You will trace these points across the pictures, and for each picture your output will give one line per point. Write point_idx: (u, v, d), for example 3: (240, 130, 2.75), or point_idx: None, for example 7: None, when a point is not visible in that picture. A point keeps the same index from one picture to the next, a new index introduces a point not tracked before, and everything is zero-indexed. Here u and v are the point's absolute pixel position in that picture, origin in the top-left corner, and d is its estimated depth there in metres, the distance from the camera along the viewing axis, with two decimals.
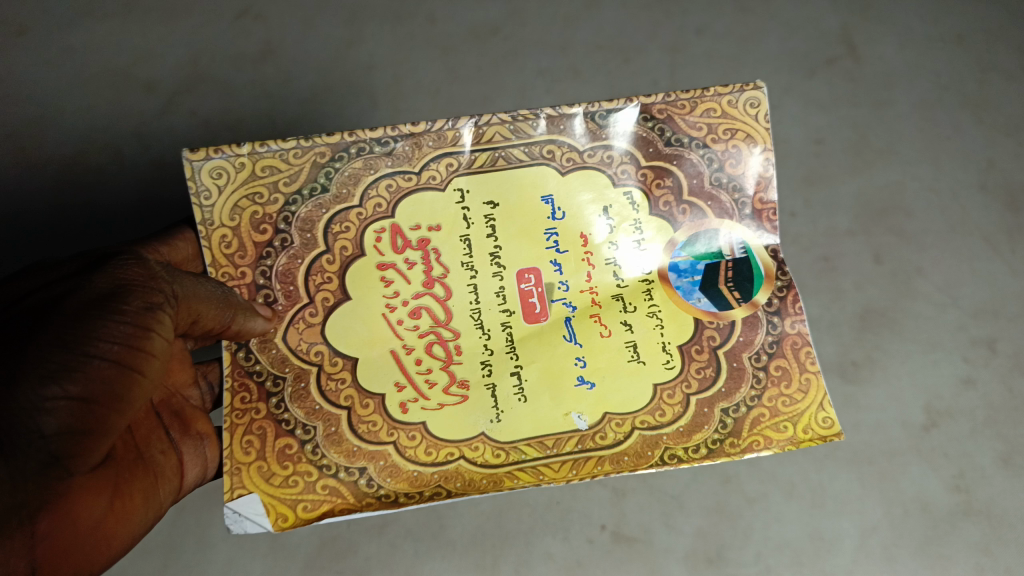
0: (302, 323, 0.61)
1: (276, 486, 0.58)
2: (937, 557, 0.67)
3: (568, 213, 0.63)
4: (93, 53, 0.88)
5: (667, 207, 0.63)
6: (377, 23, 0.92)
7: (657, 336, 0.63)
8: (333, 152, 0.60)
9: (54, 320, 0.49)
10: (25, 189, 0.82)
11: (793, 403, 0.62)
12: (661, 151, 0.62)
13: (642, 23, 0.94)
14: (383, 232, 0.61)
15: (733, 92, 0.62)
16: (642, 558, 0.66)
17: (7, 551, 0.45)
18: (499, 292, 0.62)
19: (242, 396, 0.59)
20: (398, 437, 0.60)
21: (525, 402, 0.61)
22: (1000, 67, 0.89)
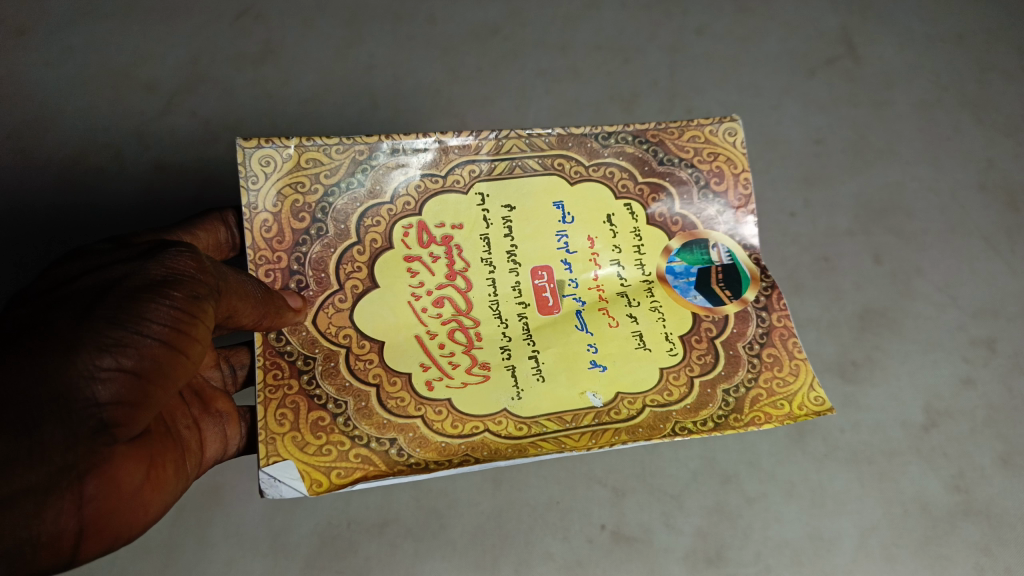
0: (330, 308, 0.59)
1: (311, 455, 0.54)
2: (936, 557, 0.65)
3: (579, 219, 0.65)
4: (94, 52, 0.88)
5: (662, 219, 0.66)
6: (377, 23, 0.93)
7: (660, 327, 0.64)
8: (371, 150, 0.60)
9: (106, 296, 0.45)
10: (25, 188, 0.79)
11: (785, 385, 0.62)
12: (653, 171, 0.66)
13: (642, 24, 0.96)
14: (411, 228, 0.61)
15: (713, 123, 0.66)
16: (642, 557, 0.65)
17: (48, 511, 0.40)
18: (516, 287, 0.63)
19: (275, 372, 0.57)
20: (425, 412, 0.58)
21: (543, 381, 0.60)
22: (1000, 66, 0.92)
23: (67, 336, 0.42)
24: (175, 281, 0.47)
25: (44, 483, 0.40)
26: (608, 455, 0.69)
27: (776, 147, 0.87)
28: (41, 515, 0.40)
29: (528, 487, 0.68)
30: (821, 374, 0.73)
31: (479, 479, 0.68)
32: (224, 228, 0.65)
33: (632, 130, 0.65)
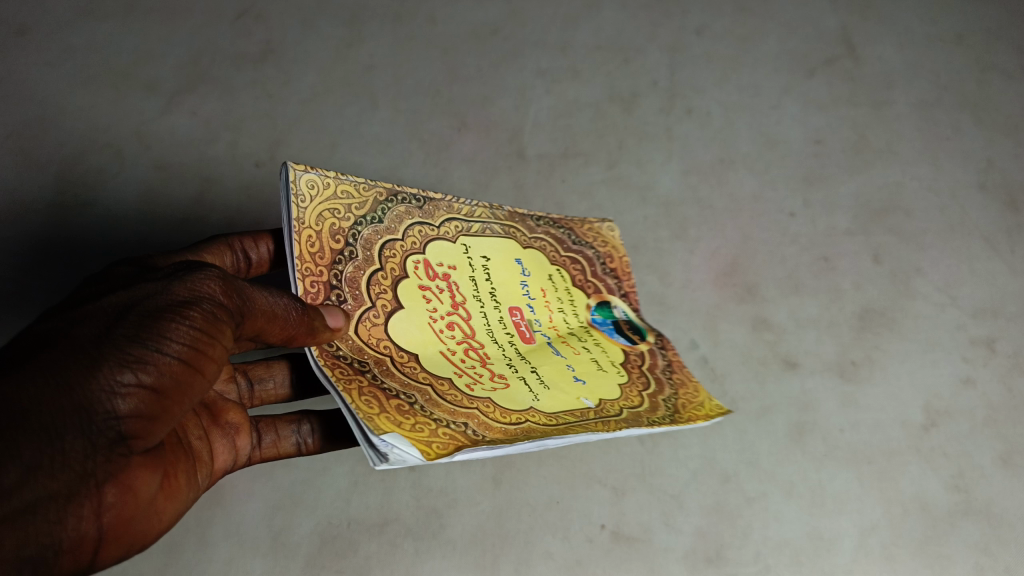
0: (367, 321, 0.57)
1: (409, 430, 0.47)
2: (936, 557, 0.65)
3: (532, 272, 0.68)
4: (96, 54, 0.89)
5: (580, 283, 0.71)
6: (378, 24, 0.95)
7: (606, 358, 0.64)
8: (388, 194, 0.62)
9: (129, 313, 0.43)
10: (25, 188, 0.78)
11: (693, 397, 0.62)
12: (568, 250, 0.72)
13: (641, 24, 0.97)
14: (420, 263, 0.62)
15: (602, 221, 0.77)
16: (642, 557, 0.65)
17: (69, 519, 0.39)
18: (503, 320, 0.63)
19: (339, 370, 0.51)
20: (477, 406, 0.54)
21: (548, 387, 0.58)
22: (999, 67, 0.93)
23: (89, 350, 0.41)
24: (199, 297, 0.46)
25: (65, 491, 0.39)
26: (608, 456, 0.69)
27: (776, 146, 0.87)
28: (63, 522, 0.39)
29: (528, 486, 0.68)
30: (821, 374, 0.73)
31: (480, 478, 0.68)
32: (229, 253, 0.63)
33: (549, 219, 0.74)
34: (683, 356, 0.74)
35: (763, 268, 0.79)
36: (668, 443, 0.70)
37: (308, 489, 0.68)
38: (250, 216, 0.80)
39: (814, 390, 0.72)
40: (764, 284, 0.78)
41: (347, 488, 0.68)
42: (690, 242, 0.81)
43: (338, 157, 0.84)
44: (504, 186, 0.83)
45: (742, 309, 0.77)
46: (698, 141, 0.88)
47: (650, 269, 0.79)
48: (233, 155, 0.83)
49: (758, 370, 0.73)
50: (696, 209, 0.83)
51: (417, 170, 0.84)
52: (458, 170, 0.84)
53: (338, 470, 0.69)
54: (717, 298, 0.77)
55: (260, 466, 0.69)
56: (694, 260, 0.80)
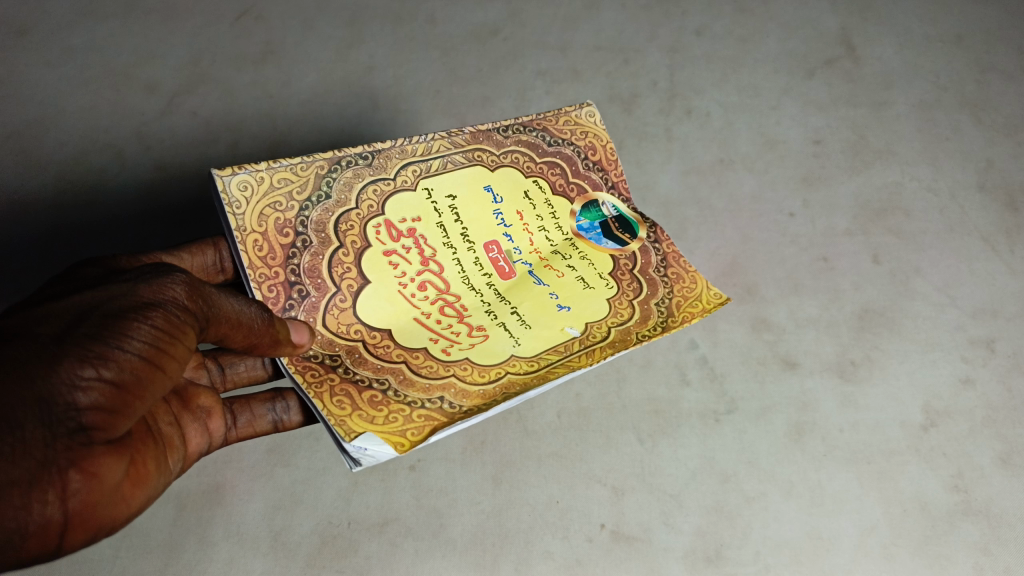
0: (333, 310, 0.59)
1: (381, 425, 0.51)
2: (936, 557, 0.65)
3: (506, 198, 0.66)
4: (97, 55, 0.89)
5: (562, 187, 0.68)
6: (378, 25, 0.95)
7: (592, 270, 0.64)
8: (331, 163, 0.60)
9: (91, 313, 0.43)
10: (25, 189, 0.78)
11: (690, 290, 0.64)
12: (545, 153, 0.68)
13: (641, 25, 0.97)
14: (381, 227, 0.61)
15: (577, 108, 0.70)
16: (641, 557, 0.65)
17: (34, 504, 0.38)
18: (477, 262, 0.63)
19: (311, 372, 0.55)
20: (454, 371, 0.57)
21: (529, 327, 0.60)
22: (999, 67, 0.93)
23: (50, 347, 0.40)
24: (162, 300, 0.46)
25: (28, 477, 0.38)
26: (607, 455, 0.69)
27: (776, 147, 0.87)
28: (28, 506, 0.38)
29: (528, 486, 0.68)
30: (820, 374, 0.73)
31: (479, 478, 0.68)
32: (212, 251, 0.63)
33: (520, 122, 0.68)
34: (682, 357, 0.74)
35: (763, 268, 0.79)
36: (667, 442, 0.70)
37: (308, 489, 0.68)
38: None
39: (813, 390, 0.73)
40: (764, 283, 0.79)
41: (347, 488, 0.68)
42: (689, 243, 0.81)
43: None
44: None
45: (742, 309, 0.77)
46: (698, 141, 0.88)
47: None
48: (233, 155, 0.83)
49: (757, 370, 0.74)
50: (696, 209, 0.83)
51: None
52: None
53: (339, 470, 0.69)
54: None
55: (260, 466, 0.69)
56: (693, 261, 0.80)
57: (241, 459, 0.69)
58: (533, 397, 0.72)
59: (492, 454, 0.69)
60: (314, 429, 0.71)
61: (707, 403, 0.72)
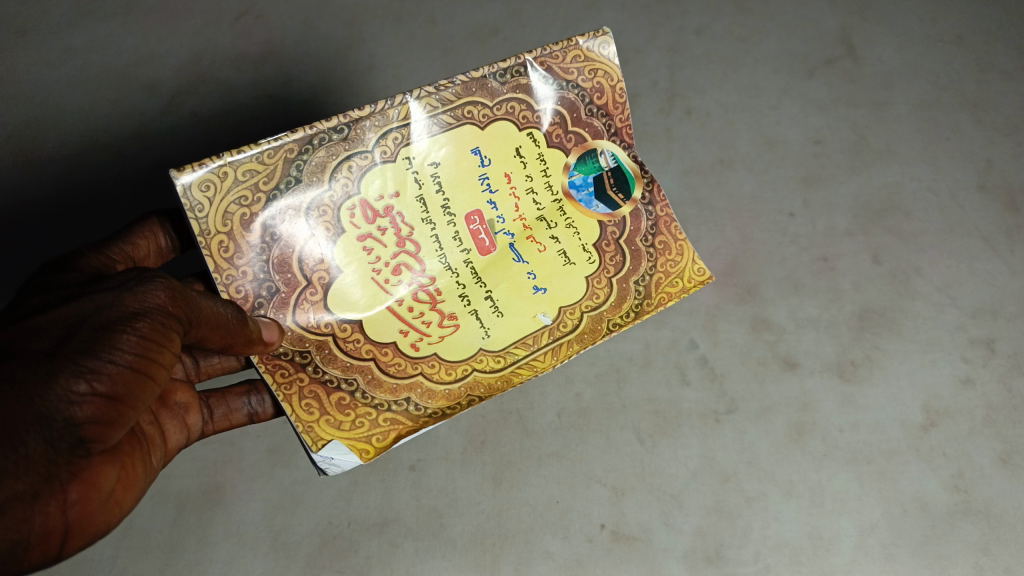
0: (306, 303, 0.61)
1: (348, 430, 0.60)
2: (936, 557, 0.65)
3: (494, 157, 0.63)
4: (96, 56, 0.89)
5: (559, 138, 0.65)
6: (378, 25, 0.95)
7: (576, 240, 0.67)
8: (301, 144, 0.57)
9: (81, 324, 0.44)
10: (26, 190, 0.79)
11: (674, 264, 0.68)
12: (544, 102, 0.64)
13: (641, 25, 0.97)
14: (356, 208, 0.60)
15: (588, 38, 0.64)
16: (641, 557, 0.65)
17: (36, 516, 0.40)
18: (456, 237, 0.63)
19: (281, 371, 0.60)
20: (422, 368, 0.63)
21: (501, 315, 0.64)
22: (999, 67, 0.93)
23: (43, 362, 0.42)
24: (148, 307, 0.47)
25: (31, 491, 0.40)
26: (607, 455, 0.69)
27: (776, 147, 0.87)
28: (31, 519, 0.40)
29: (527, 486, 0.68)
30: (820, 374, 0.73)
31: (479, 478, 0.68)
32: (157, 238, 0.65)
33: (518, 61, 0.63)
34: (682, 356, 0.74)
35: (763, 268, 0.79)
36: (667, 442, 0.70)
37: (307, 489, 0.68)
38: None
39: (814, 390, 0.73)
40: (764, 284, 0.78)
41: (347, 488, 0.68)
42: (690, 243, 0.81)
43: None
44: None
45: (742, 309, 0.77)
46: (698, 141, 0.88)
47: None
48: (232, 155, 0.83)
49: (757, 370, 0.74)
50: (696, 210, 0.83)
51: None
52: None
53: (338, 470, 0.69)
54: (717, 298, 0.77)
55: (260, 466, 0.69)
56: None
57: (241, 459, 0.69)
58: (533, 398, 0.72)
59: (492, 454, 0.69)
60: None
61: (707, 403, 0.72)
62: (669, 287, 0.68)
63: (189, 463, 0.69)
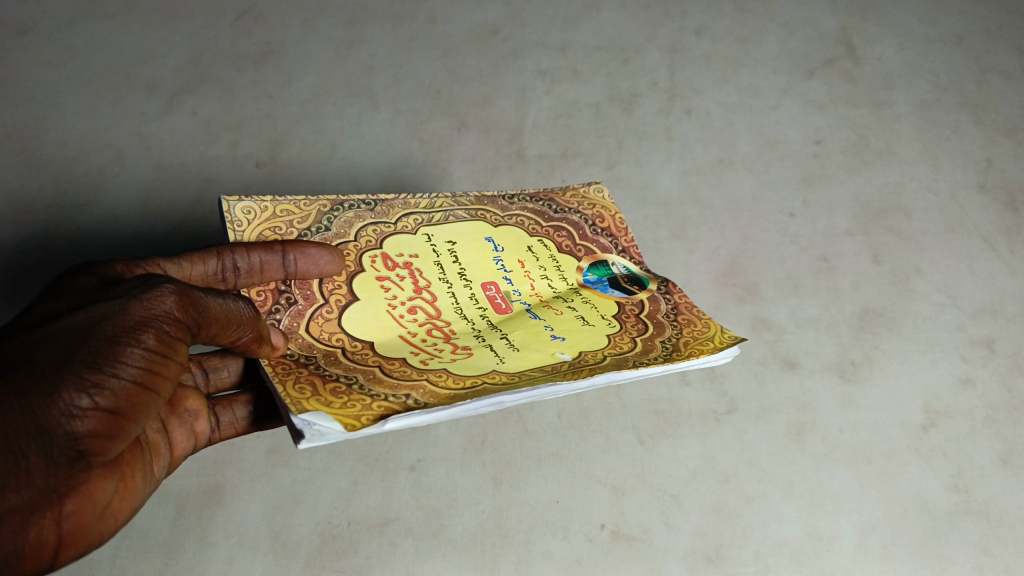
0: (319, 318, 0.59)
1: (338, 408, 0.49)
2: (937, 557, 0.65)
3: (507, 248, 0.69)
4: (97, 56, 0.89)
5: (569, 248, 0.71)
6: (378, 25, 0.95)
7: (597, 312, 0.65)
8: (333, 204, 0.64)
9: (88, 335, 0.43)
10: (25, 189, 0.78)
11: (703, 331, 0.63)
12: (551, 219, 0.72)
13: (641, 24, 0.97)
14: (377, 258, 0.64)
15: (585, 185, 0.77)
16: (641, 557, 0.65)
17: (32, 528, 0.42)
18: (471, 298, 0.64)
19: (281, 367, 0.54)
20: (427, 376, 0.54)
21: (517, 350, 0.59)
22: (999, 67, 0.93)
23: (48, 375, 0.41)
24: (155, 315, 0.46)
25: (28, 505, 0.42)
26: (608, 456, 0.69)
27: (776, 147, 0.87)
28: (26, 530, 0.42)
29: (527, 486, 0.68)
30: (820, 374, 0.73)
31: (479, 478, 0.68)
32: (216, 260, 0.57)
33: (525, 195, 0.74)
34: None
35: (763, 268, 0.79)
36: (667, 443, 0.70)
37: (308, 489, 0.68)
38: None
39: (814, 390, 0.73)
40: (764, 283, 0.78)
41: (347, 488, 0.68)
42: (690, 242, 0.80)
43: (338, 157, 0.84)
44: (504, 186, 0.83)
45: (742, 309, 0.77)
46: (698, 141, 0.87)
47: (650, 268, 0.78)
48: (233, 155, 0.83)
49: (757, 370, 0.74)
50: (696, 209, 0.83)
51: (418, 170, 0.84)
52: (459, 171, 0.84)
53: (339, 470, 0.69)
54: (717, 298, 0.77)
55: (260, 466, 0.69)
56: (693, 260, 0.79)
57: (241, 459, 0.69)
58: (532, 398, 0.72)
59: (492, 454, 0.69)
60: None
61: (706, 403, 0.72)
62: (701, 346, 0.60)
63: (188, 463, 0.69)
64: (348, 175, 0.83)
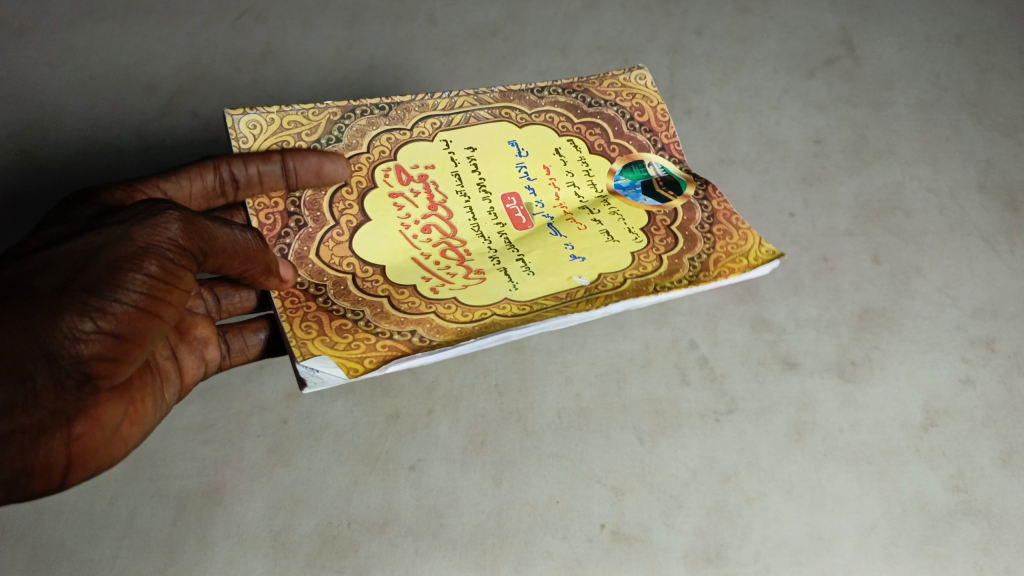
0: (330, 241, 0.64)
1: (341, 350, 0.56)
2: (937, 556, 0.66)
3: (531, 152, 0.72)
4: (97, 56, 0.89)
5: (602, 148, 0.73)
6: (380, 25, 0.95)
7: (623, 224, 0.68)
8: (344, 110, 0.69)
9: (91, 261, 0.49)
10: (25, 190, 0.79)
11: (737, 245, 0.66)
12: (585, 113, 0.74)
13: (641, 25, 0.97)
14: (392, 171, 0.68)
15: (625, 71, 0.77)
16: (642, 556, 0.65)
17: (42, 448, 0.49)
18: (490, 211, 0.68)
19: (292, 298, 0.60)
20: (436, 309, 0.60)
21: (533, 274, 0.63)
22: (998, 67, 0.93)
23: (51, 300, 0.47)
24: (158, 241, 0.51)
25: (37, 426, 0.48)
26: (607, 455, 0.69)
27: (776, 147, 0.87)
28: (36, 450, 0.49)
29: (527, 486, 0.68)
30: (821, 373, 0.73)
31: (480, 478, 0.68)
32: (212, 173, 0.65)
33: (559, 86, 0.76)
34: (682, 356, 0.74)
35: (764, 268, 0.79)
36: (667, 442, 0.70)
37: (308, 489, 0.68)
38: None
39: (814, 390, 0.73)
40: (764, 284, 0.78)
41: (347, 488, 0.68)
42: None
43: None
44: None
45: (742, 309, 0.77)
46: (699, 141, 0.87)
47: None
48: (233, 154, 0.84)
49: (757, 370, 0.74)
50: None
51: None
52: None
53: (339, 469, 0.69)
54: (716, 298, 0.77)
55: (259, 466, 0.69)
56: None
57: (241, 459, 0.69)
58: (533, 398, 0.72)
59: (493, 454, 0.69)
60: (314, 428, 0.71)
61: (707, 402, 0.72)
62: (731, 263, 0.65)
63: (189, 463, 0.69)
64: None
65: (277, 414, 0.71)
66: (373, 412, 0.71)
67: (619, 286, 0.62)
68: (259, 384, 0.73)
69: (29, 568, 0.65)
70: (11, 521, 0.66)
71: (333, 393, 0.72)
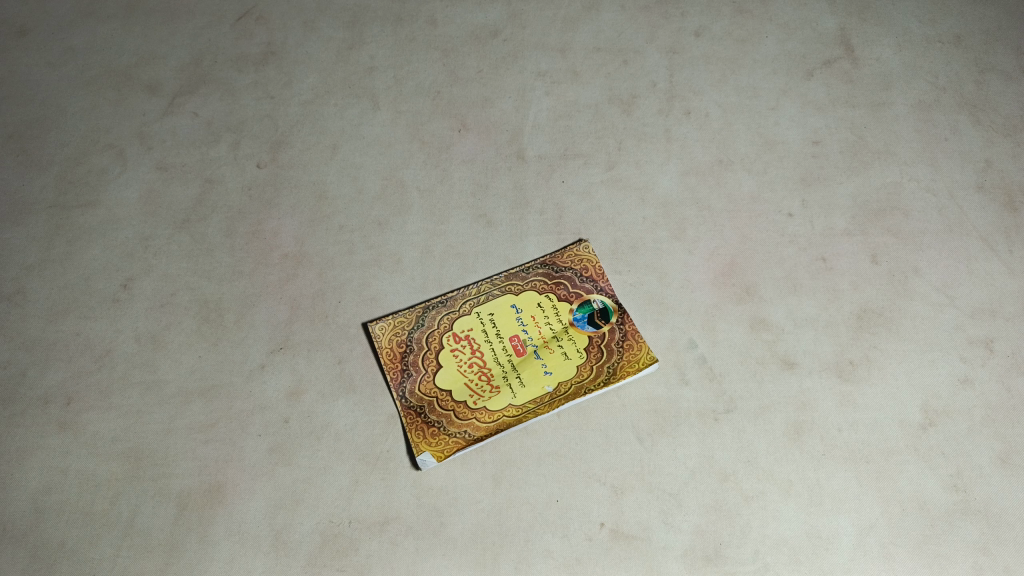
0: (411, 387, 0.73)
1: (433, 437, 0.70)
2: (935, 556, 0.67)
3: (523, 308, 0.77)
4: (97, 56, 0.90)
5: (564, 292, 0.78)
6: (378, 25, 0.93)
7: (577, 341, 0.75)
8: (422, 310, 0.77)
9: None
10: (26, 189, 0.82)
11: (631, 356, 0.74)
12: (551, 280, 0.78)
13: (641, 26, 0.94)
14: (446, 338, 0.75)
15: (578, 242, 0.80)
16: (641, 555, 0.66)
17: None
18: (501, 347, 0.75)
19: (411, 416, 0.71)
20: (475, 418, 0.71)
21: (523, 386, 0.73)
22: (999, 67, 0.92)
23: None
24: None
25: None
26: (607, 455, 0.70)
27: (775, 147, 0.87)
28: None
29: (527, 486, 0.68)
30: (819, 373, 0.74)
31: (479, 477, 0.69)
32: None
33: (534, 259, 0.79)
34: (681, 356, 0.74)
35: (763, 268, 0.79)
36: (667, 442, 0.70)
37: (308, 488, 0.68)
38: (251, 215, 0.81)
39: (812, 390, 0.73)
40: (763, 284, 0.78)
41: (347, 487, 0.68)
42: (689, 242, 0.81)
43: (339, 159, 0.85)
44: (504, 187, 0.83)
45: (741, 308, 0.77)
46: (698, 142, 0.87)
47: (648, 270, 0.79)
48: (234, 157, 0.85)
49: (756, 370, 0.74)
50: (695, 209, 0.83)
51: (418, 170, 0.84)
52: (459, 171, 0.84)
53: (339, 469, 0.69)
54: (715, 298, 0.77)
55: (260, 465, 0.69)
56: (692, 260, 0.80)
57: (242, 458, 0.69)
58: None
59: (492, 453, 0.70)
60: (314, 428, 0.71)
61: (706, 402, 0.72)
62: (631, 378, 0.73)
63: (189, 462, 0.69)
64: (348, 175, 0.84)
65: (277, 413, 0.71)
66: (373, 411, 0.72)
67: (569, 432, 0.71)
68: (260, 384, 0.73)
69: (29, 567, 0.66)
70: (11, 521, 0.67)
71: (333, 393, 0.72)
